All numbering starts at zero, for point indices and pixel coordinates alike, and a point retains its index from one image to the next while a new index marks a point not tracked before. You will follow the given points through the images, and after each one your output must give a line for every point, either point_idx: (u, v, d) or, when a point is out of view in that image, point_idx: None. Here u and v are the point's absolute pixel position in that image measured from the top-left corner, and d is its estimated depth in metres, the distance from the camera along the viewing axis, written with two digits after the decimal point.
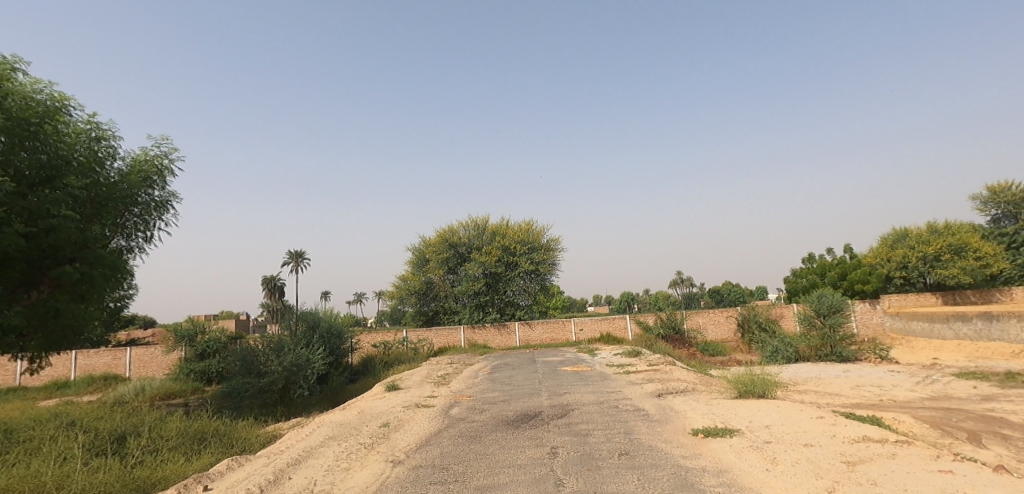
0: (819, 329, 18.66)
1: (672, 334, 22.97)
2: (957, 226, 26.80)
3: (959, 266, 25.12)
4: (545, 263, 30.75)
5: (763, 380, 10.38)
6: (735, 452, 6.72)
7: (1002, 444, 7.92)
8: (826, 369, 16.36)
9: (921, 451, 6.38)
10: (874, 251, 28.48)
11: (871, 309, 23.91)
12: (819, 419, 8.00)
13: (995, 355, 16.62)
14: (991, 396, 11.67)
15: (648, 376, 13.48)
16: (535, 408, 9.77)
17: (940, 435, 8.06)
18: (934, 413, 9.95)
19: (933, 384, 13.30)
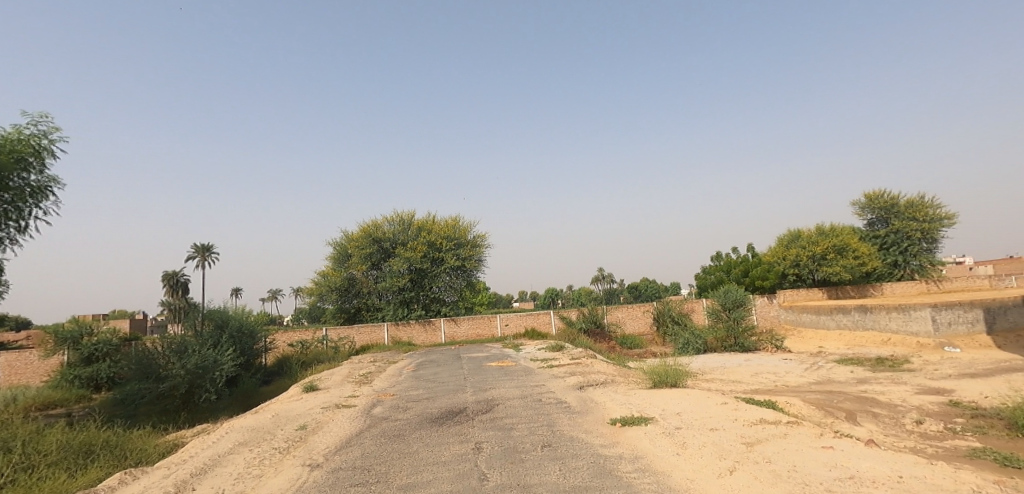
0: (725, 322, 20.14)
1: (593, 328, 24.10)
2: (840, 229, 29.75)
3: (841, 265, 27.91)
4: (471, 259, 30.73)
5: (675, 370, 11.08)
6: (649, 438, 7.14)
7: (873, 421, 8.99)
8: (730, 359, 17.68)
9: (808, 430, 7.10)
10: (772, 251, 30.97)
11: (769, 303, 26.04)
12: (723, 404, 8.67)
13: (868, 343, 18.79)
14: (864, 379, 13.19)
15: (570, 370, 13.89)
16: (460, 404, 9.82)
17: (823, 415, 9.03)
18: (819, 396, 11.10)
19: (819, 369, 14.82)
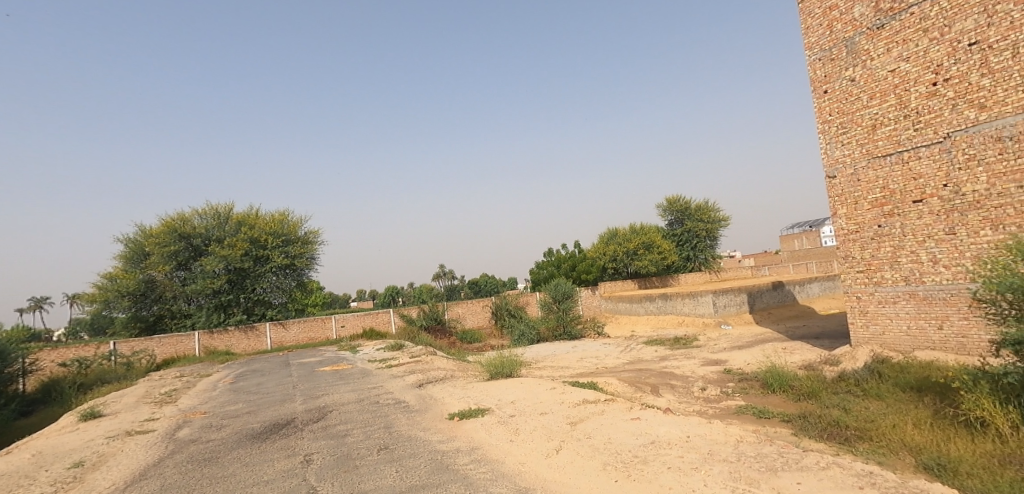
0: (555, 313, 21.83)
1: (434, 324, 24.21)
2: (648, 228, 34.15)
3: (648, 259, 32.16)
4: (301, 258, 28.51)
5: (511, 361, 11.60)
6: (485, 429, 7.39)
7: (671, 392, 10.48)
8: (559, 347, 19.12)
9: (621, 405, 8.01)
10: (594, 247, 34.19)
11: (592, 294, 28.59)
12: (552, 389, 9.33)
13: (668, 325, 21.84)
14: (665, 356, 15.30)
15: (409, 368, 13.73)
16: (287, 415, 9.07)
17: (633, 390, 10.27)
18: (631, 374, 12.59)
19: (631, 351, 16.78)
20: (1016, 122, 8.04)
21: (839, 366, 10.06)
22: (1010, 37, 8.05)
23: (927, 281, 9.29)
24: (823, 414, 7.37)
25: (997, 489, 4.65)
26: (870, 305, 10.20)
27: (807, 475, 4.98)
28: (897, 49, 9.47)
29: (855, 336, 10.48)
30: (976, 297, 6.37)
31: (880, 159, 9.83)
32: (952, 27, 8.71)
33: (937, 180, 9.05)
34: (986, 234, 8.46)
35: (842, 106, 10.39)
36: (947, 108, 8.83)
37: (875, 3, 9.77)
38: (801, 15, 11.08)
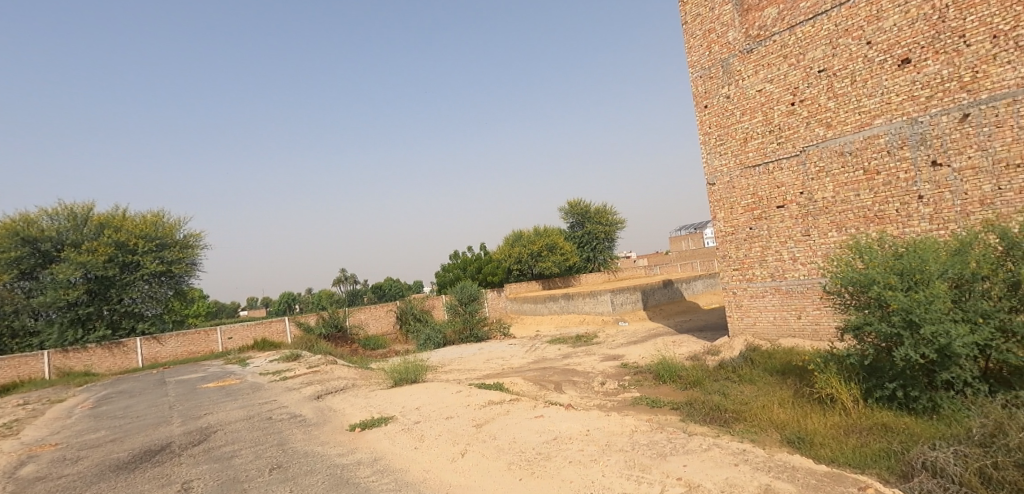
0: (461, 315, 21.73)
1: (334, 332, 23.20)
2: (550, 230, 35.17)
3: (552, 260, 33.09)
4: (178, 264, 25.90)
5: (415, 366, 11.42)
6: (388, 437, 7.22)
7: (573, 388, 10.90)
8: (466, 349, 19.15)
9: (525, 404, 8.19)
10: (499, 249, 34.59)
11: (497, 295, 28.91)
12: (458, 392, 9.32)
13: (571, 324, 22.67)
14: (568, 354, 15.89)
15: (306, 379, 13.03)
16: (162, 440, 8.22)
17: (537, 389, 10.56)
18: (535, 373, 12.94)
19: (535, 350, 17.22)
20: (854, 139, 9.32)
21: (719, 355, 11.05)
22: (850, 66, 9.30)
23: (788, 277, 10.48)
24: (706, 400, 8.04)
25: (843, 456, 5.35)
26: (744, 300, 11.30)
27: (691, 457, 5.40)
28: (763, 71, 10.58)
29: (732, 327, 11.56)
30: (826, 289, 7.29)
31: (750, 169, 10.93)
32: (806, 55, 9.90)
33: (795, 188, 10.24)
34: (834, 236, 9.71)
35: (719, 121, 11.41)
36: (803, 125, 10.02)
37: (745, 30, 10.83)
38: (684, 35, 11.96)
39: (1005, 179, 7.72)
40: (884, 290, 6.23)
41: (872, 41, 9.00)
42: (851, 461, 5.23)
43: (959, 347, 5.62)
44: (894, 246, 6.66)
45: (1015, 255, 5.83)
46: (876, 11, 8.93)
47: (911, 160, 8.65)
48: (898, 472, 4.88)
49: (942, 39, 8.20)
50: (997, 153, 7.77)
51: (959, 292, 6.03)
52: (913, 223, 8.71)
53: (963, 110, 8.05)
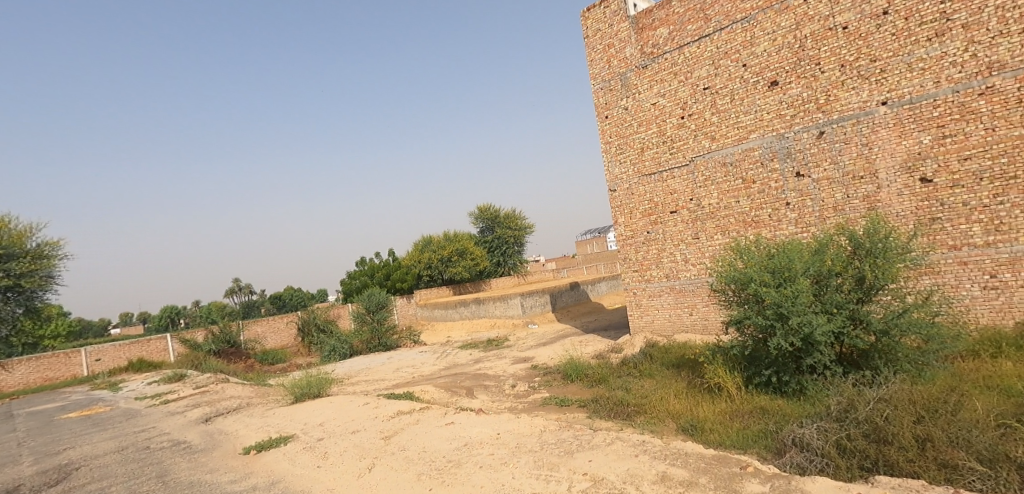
0: (369, 324, 21.01)
1: (226, 348, 21.43)
2: (461, 235, 35.08)
3: (462, 265, 33.03)
4: (29, 278, 22.60)
5: (318, 380, 10.87)
6: (288, 458, 6.79)
7: (485, 392, 10.93)
8: (374, 359, 18.53)
9: (436, 412, 8.07)
10: (409, 255, 33.89)
11: (407, 302, 28.27)
12: (365, 405, 8.99)
13: (482, 328, 22.73)
14: (479, 358, 15.91)
15: (194, 401, 11.93)
16: (11, 483, 7.13)
17: (449, 395, 10.46)
18: (446, 379, 12.81)
19: (446, 357, 17.06)
20: (734, 151, 10.23)
21: (622, 352, 11.60)
22: (730, 85, 10.21)
23: (681, 277, 11.25)
24: (611, 396, 8.41)
25: (729, 439, 5.84)
26: (643, 299, 11.97)
27: (596, 452, 5.61)
28: (657, 86, 11.30)
29: (634, 325, 12.19)
30: (712, 287, 7.92)
31: (647, 177, 11.61)
32: (693, 73, 10.72)
33: (686, 194, 11.03)
34: (719, 238, 10.58)
35: (619, 131, 12.01)
36: (691, 137, 10.83)
37: (640, 47, 11.50)
38: (586, 48, 12.45)
39: (853, 188, 8.85)
40: (760, 287, 6.88)
41: (747, 64, 9.94)
42: (735, 443, 5.71)
43: (820, 335, 6.35)
44: (767, 247, 7.39)
45: (861, 254, 6.70)
46: (750, 36, 9.87)
47: (781, 171, 9.65)
48: (773, 449, 5.40)
49: (803, 65, 9.24)
50: (847, 166, 8.89)
51: (819, 287, 6.82)
52: (783, 227, 9.72)
53: (820, 128, 9.13)
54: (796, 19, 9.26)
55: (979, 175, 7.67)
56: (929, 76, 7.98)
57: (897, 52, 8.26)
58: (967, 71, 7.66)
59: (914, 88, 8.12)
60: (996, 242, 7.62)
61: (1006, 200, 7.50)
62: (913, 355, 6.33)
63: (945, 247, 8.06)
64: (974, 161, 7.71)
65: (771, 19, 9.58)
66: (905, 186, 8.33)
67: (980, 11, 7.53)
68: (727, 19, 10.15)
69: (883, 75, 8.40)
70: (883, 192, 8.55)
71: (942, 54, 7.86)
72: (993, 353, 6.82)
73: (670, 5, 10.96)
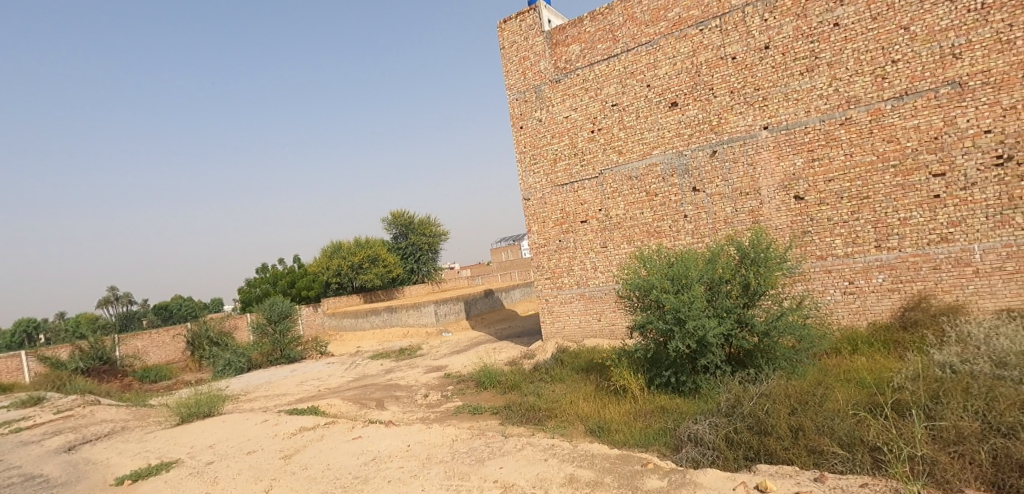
0: (270, 336, 19.76)
1: (98, 365, 19.16)
2: (373, 241, 34.10)
3: (374, 272, 32.09)
4: None
5: (210, 398, 10.05)
6: (172, 486, 6.21)
7: (395, 403, 10.69)
8: (275, 372, 17.46)
9: (342, 426, 7.76)
10: (316, 262, 32.35)
11: (314, 311, 26.84)
12: (263, 422, 8.44)
13: (394, 337, 22.21)
14: (390, 368, 15.54)
15: (56, 427, 10.55)
16: None
17: (357, 408, 10.11)
18: (355, 391, 12.37)
19: (356, 368, 16.48)
20: (639, 166, 10.86)
21: (534, 359, 11.85)
22: (635, 104, 10.84)
23: (590, 284, 11.72)
24: (523, 402, 8.55)
25: (632, 438, 6.16)
26: (555, 306, 12.31)
27: (506, 459, 5.68)
28: (569, 100, 11.74)
29: (545, 331, 12.50)
30: (618, 294, 8.33)
31: (559, 187, 12.01)
32: (602, 90, 11.27)
33: (595, 205, 11.54)
34: (625, 247, 11.17)
35: (533, 141, 12.32)
36: (600, 151, 11.36)
37: (554, 62, 11.91)
38: (502, 59, 12.66)
39: (740, 204, 9.73)
40: (660, 293, 7.35)
41: (651, 84, 10.62)
42: (638, 442, 6.04)
43: (711, 337, 6.90)
44: (667, 256, 7.91)
45: (746, 263, 7.37)
46: (653, 59, 10.55)
47: (679, 185, 10.38)
48: (671, 446, 5.77)
49: (699, 89, 10.04)
50: (735, 183, 9.75)
51: (711, 293, 7.40)
52: (681, 237, 10.45)
53: (713, 148, 9.95)
54: (693, 47, 10.04)
55: (841, 195, 8.75)
56: (802, 106, 9.00)
57: (776, 83, 9.22)
58: (831, 103, 8.74)
59: (790, 116, 9.12)
60: (854, 253, 8.71)
61: (862, 217, 8.61)
62: (789, 353, 7.04)
63: (815, 257, 9.08)
64: (837, 182, 8.78)
65: (671, 44, 10.30)
66: (783, 202, 9.29)
67: (842, 52, 8.63)
68: (633, 42, 10.79)
69: (765, 103, 9.34)
70: (765, 207, 9.47)
71: (812, 87, 8.90)
72: (852, 350, 7.77)
73: (582, 23, 11.45)
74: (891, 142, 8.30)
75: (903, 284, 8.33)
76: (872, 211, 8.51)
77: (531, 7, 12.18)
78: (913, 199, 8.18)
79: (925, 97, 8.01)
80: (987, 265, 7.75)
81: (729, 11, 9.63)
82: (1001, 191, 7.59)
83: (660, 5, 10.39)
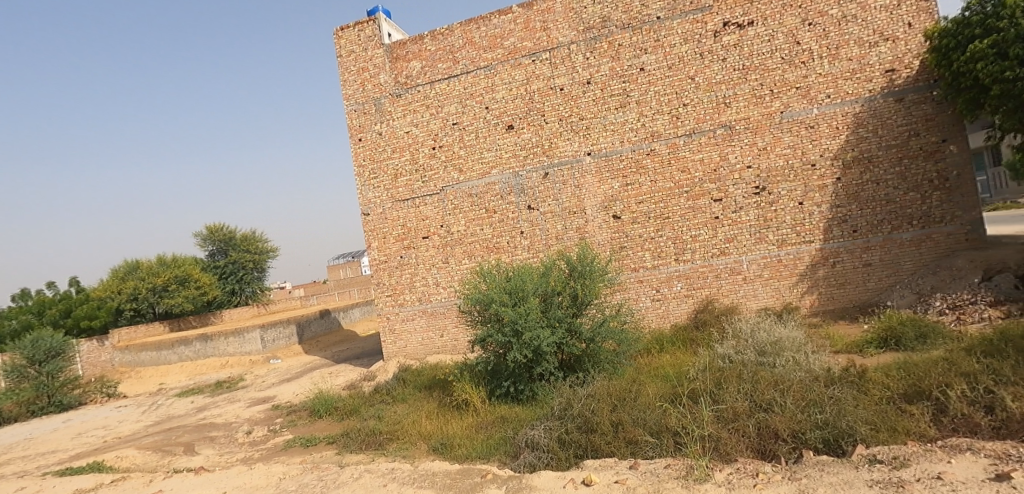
0: (32, 380, 16.05)
1: None
2: (182, 259, 29.90)
3: (183, 296, 28.15)
4: None
5: None
6: None
7: (210, 445, 9.49)
8: (41, 425, 14.25)
9: (137, 481, 6.67)
10: (104, 285, 27.34)
11: (99, 346, 22.24)
12: (22, 491, 6.87)
13: (209, 369, 19.65)
14: (204, 406, 13.73)
15: None
16: None
17: (159, 457, 8.76)
18: (155, 438, 10.68)
19: (157, 409, 14.24)
20: (478, 184, 11.28)
21: (373, 380, 11.48)
22: (474, 124, 11.28)
23: (432, 300, 11.78)
24: (362, 427, 8.24)
25: (474, 451, 6.33)
26: (396, 324, 12.10)
27: (342, 490, 5.44)
28: (410, 116, 11.76)
29: (386, 351, 12.21)
30: (460, 309, 8.52)
31: (400, 202, 11.91)
32: (442, 108, 11.51)
33: (437, 221, 11.67)
34: (466, 263, 11.47)
35: (372, 155, 12.07)
36: (441, 168, 11.56)
37: (394, 75, 11.85)
38: (339, 67, 12.21)
39: (568, 221, 10.66)
40: (499, 307, 7.70)
41: (489, 107, 11.15)
42: (479, 454, 6.23)
43: (546, 346, 7.43)
44: (505, 271, 8.33)
45: (575, 275, 8.10)
46: (491, 83, 11.11)
47: (515, 204, 11.02)
48: (510, 454, 6.06)
49: (532, 115, 10.82)
50: (564, 202, 10.67)
51: (545, 304, 7.97)
52: (518, 253, 11.07)
53: (545, 170, 10.78)
54: (527, 75, 10.81)
55: (648, 215, 10.10)
56: (617, 136, 10.23)
57: (596, 115, 10.36)
58: (640, 135, 10.09)
59: (608, 144, 10.30)
60: (660, 266, 10.09)
61: (665, 234, 10.03)
62: (610, 356, 7.86)
63: (630, 269, 10.30)
64: (645, 204, 10.12)
65: (507, 71, 10.97)
66: (604, 221, 10.41)
67: (648, 92, 10.04)
68: (472, 64, 11.24)
69: (588, 132, 10.42)
70: (589, 225, 10.51)
71: (625, 121, 10.18)
72: (659, 349, 8.96)
73: (423, 41, 11.62)
74: (684, 172, 9.85)
75: (696, 291, 9.87)
76: (672, 229, 9.98)
77: (370, 18, 11.97)
78: (701, 219, 9.80)
79: (708, 135, 9.70)
80: (752, 273, 9.58)
81: (557, 46, 10.58)
82: (759, 214, 9.50)
83: (497, 33, 11.03)
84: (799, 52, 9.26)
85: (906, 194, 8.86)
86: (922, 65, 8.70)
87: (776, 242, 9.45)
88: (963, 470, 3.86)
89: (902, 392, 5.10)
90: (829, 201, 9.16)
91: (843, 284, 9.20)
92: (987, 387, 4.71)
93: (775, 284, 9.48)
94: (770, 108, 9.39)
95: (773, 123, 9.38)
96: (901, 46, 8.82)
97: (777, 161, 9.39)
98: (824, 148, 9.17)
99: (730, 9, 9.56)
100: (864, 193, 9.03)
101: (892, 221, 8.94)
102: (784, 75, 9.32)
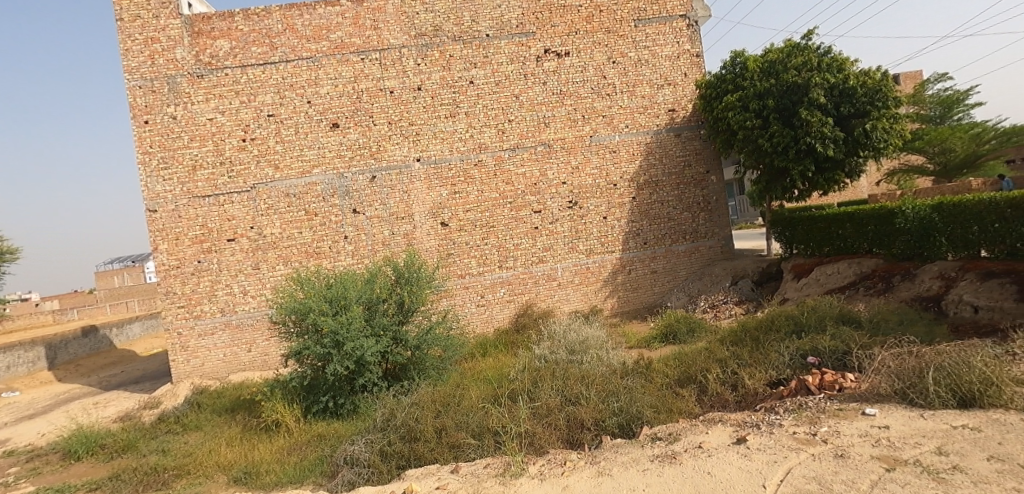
0: None
1: None
2: None
3: None
4: None
5: None
6: None
7: None
8: None
9: None
10: None
11: None
12: None
13: None
14: None
15: None
16: None
17: None
18: None
19: None
20: (297, 183, 10.47)
21: (157, 408, 9.80)
22: (294, 118, 10.47)
23: (238, 310, 10.54)
24: (140, 465, 6.97)
25: (285, 476, 5.82)
26: (191, 340, 10.52)
27: None
28: (215, 101, 10.43)
29: (176, 372, 10.52)
30: (272, 320, 7.78)
31: (199, 199, 10.43)
32: (256, 97, 10.45)
33: (246, 222, 10.50)
34: (281, 269, 10.54)
35: (164, 142, 10.39)
36: (253, 163, 10.46)
37: (195, 52, 10.38)
38: (119, 32, 10.21)
39: (396, 227, 10.51)
40: (318, 317, 7.25)
41: (312, 101, 10.46)
42: (291, 479, 5.74)
43: (369, 356, 7.20)
44: (327, 278, 7.87)
45: (401, 282, 8.01)
46: (313, 76, 10.44)
47: (338, 207, 10.48)
48: (327, 474, 5.71)
49: (360, 115, 10.45)
50: (391, 208, 10.49)
51: (369, 312, 7.72)
52: (341, 258, 10.54)
53: (372, 173, 10.47)
54: (354, 73, 10.41)
55: (474, 224, 10.47)
56: (446, 145, 10.43)
57: (426, 122, 10.43)
58: (467, 146, 10.44)
59: (437, 152, 10.43)
60: (485, 272, 10.51)
61: (489, 242, 10.49)
62: (436, 362, 7.92)
63: (456, 276, 10.51)
64: (471, 213, 10.47)
65: (332, 66, 10.43)
66: (431, 228, 10.49)
67: (475, 105, 10.45)
68: (293, 53, 10.43)
69: (417, 138, 10.43)
70: (417, 232, 10.50)
71: (454, 130, 10.44)
72: (483, 353, 9.29)
73: (234, 19, 10.43)
74: (508, 184, 10.45)
75: (516, 296, 10.51)
76: (496, 238, 10.49)
77: None
78: (522, 229, 10.48)
79: (529, 151, 10.45)
80: (565, 279, 10.55)
81: (387, 48, 10.40)
82: (572, 226, 10.52)
83: (322, 24, 10.41)
84: (605, 85, 10.54)
85: (681, 214, 10.65)
86: (693, 108, 10.62)
87: (585, 252, 10.56)
88: (716, 438, 4.77)
89: (676, 378, 6.09)
90: (626, 216, 10.57)
91: (636, 289, 10.65)
92: (733, 369, 5.90)
93: (584, 289, 10.57)
94: (582, 131, 10.50)
95: (584, 145, 10.50)
96: (679, 91, 10.63)
97: (586, 179, 10.53)
98: (623, 171, 10.56)
99: (550, 38, 10.47)
100: (652, 212, 10.61)
101: (671, 236, 10.66)
102: (593, 104, 10.52)
